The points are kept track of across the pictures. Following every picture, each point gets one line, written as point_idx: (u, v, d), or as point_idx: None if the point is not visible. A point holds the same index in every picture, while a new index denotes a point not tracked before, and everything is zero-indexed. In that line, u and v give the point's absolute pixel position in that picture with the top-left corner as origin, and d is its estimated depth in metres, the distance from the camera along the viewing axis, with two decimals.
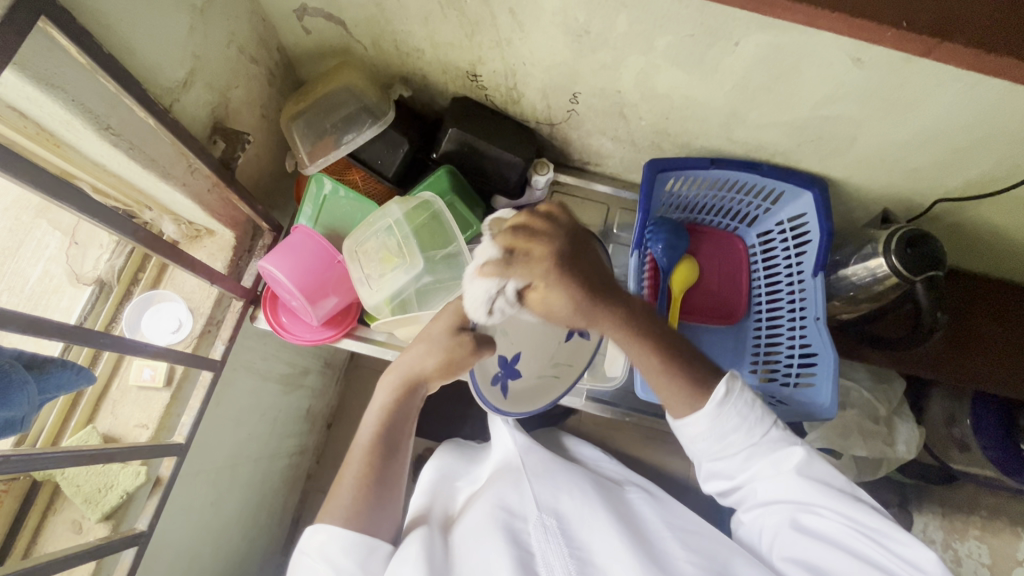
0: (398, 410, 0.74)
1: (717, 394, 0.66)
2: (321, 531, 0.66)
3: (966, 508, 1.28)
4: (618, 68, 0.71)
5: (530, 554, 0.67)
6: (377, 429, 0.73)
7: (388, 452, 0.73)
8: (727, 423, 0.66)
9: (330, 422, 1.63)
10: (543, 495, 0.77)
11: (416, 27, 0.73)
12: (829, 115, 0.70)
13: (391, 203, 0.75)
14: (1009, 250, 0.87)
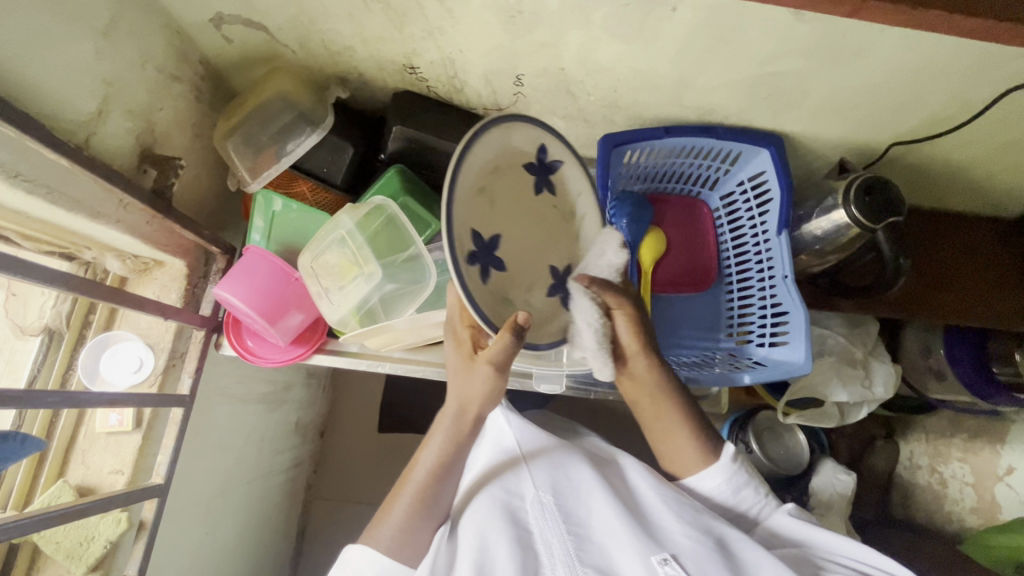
0: (454, 452, 0.74)
1: (730, 451, 0.75)
2: (357, 548, 0.68)
3: (947, 433, 1.34)
4: (557, 45, 0.69)
5: (529, 538, 0.69)
6: (434, 469, 0.73)
7: (443, 485, 0.74)
8: (740, 480, 0.74)
9: (322, 430, 1.62)
10: (536, 475, 0.76)
11: (343, 24, 0.69)
12: (776, 71, 0.68)
13: (339, 213, 0.72)
14: (964, 185, 0.88)
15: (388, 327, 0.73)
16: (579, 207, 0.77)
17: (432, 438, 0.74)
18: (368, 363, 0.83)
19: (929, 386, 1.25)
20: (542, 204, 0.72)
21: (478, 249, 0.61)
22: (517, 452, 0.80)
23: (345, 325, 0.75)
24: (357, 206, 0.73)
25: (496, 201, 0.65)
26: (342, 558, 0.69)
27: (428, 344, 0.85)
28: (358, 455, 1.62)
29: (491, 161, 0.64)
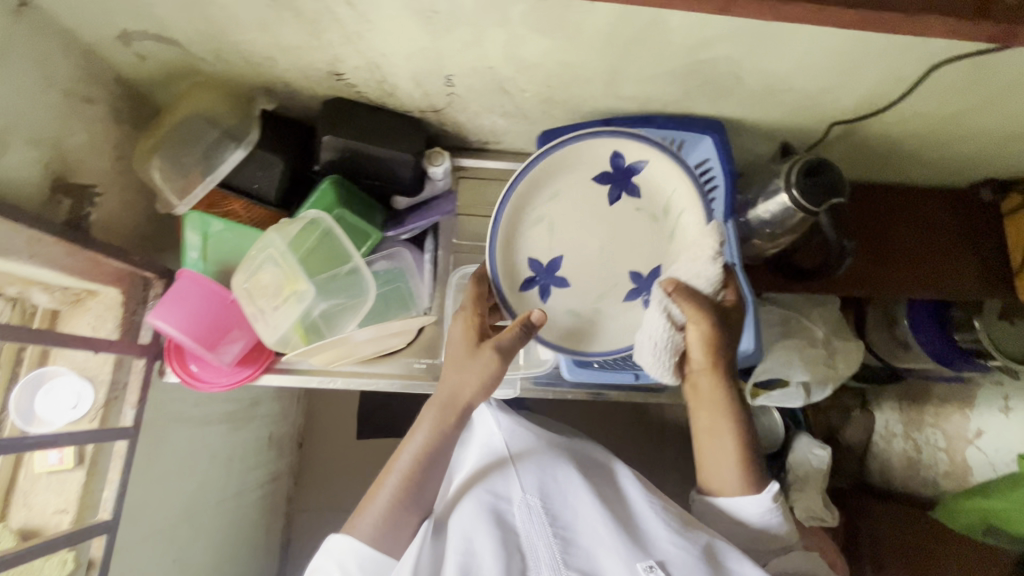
0: (437, 445, 0.70)
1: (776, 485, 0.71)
2: (342, 537, 0.66)
3: (919, 400, 1.34)
4: (481, 44, 0.66)
5: (516, 542, 0.67)
6: (413, 460, 0.70)
7: (425, 481, 0.70)
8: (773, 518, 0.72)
9: (300, 441, 1.60)
10: (524, 479, 0.74)
11: (256, 34, 0.66)
12: (706, 58, 0.67)
13: (268, 232, 0.70)
14: (910, 159, 0.88)
15: (347, 339, 0.73)
16: (675, 204, 0.78)
17: (418, 426, 0.70)
18: (319, 380, 0.81)
19: (896, 355, 1.25)
20: (624, 210, 0.80)
21: (538, 271, 0.81)
22: (508, 457, 0.79)
23: (291, 344, 0.74)
24: (290, 221, 0.71)
25: (558, 225, 0.80)
26: (327, 550, 0.66)
27: (380, 355, 0.84)
28: (339, 463, 1.60)
29: (555, 189, 0.79)
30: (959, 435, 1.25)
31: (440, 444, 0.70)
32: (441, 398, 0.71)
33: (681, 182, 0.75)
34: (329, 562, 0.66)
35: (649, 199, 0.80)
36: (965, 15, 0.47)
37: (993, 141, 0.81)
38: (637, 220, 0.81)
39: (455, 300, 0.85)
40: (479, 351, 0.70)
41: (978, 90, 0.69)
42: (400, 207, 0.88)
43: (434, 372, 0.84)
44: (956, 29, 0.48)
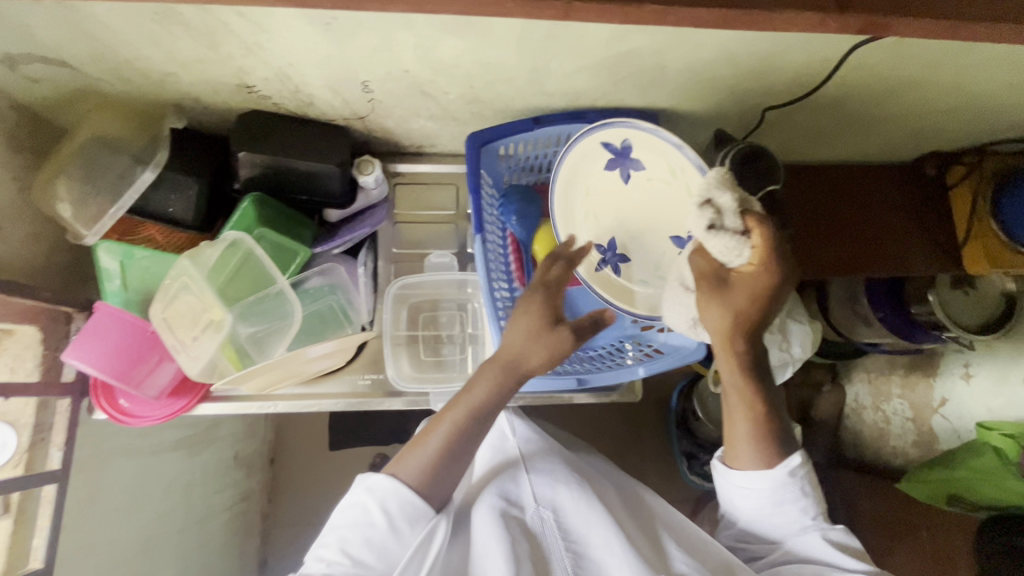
0: (495, 401, 0.67)
1: (791, 462, 0.67)
2: (385, 478, 0.62)
3: (885, 372, 1.33)
4: (390, 48, 0.63)
5: (528, 550, 0.65)
6: (469, 417, 0.65)
7: (476, 442, 0.66)
8: (784, 494, 0.67)
9: (273, 455, 1.53)
10: (537, 485, 0.72)
11: (150, 51, 0.62)
12: (627, 50, 0.64)
13: (180, 260, 0.69)
14: (852, 138, 0.86)
15: (302, 356, 0.71)
16: (676, 164, 0.76)
17: (480, 379, 0.67)
18: (258, 405, 0.78)
19: (857, 330, 1.22)
20: (639, 184, 0.82)
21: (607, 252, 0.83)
22: (520, 461, 0.77)
23: (222, 374, 0.72)
24: (205, 245, 0.70)
25: (603, 215, 0.83)
26: (366, 487, 0.61)
27: (323, 375, 0.82)
28: (309, 475, 1.53)
29: (585, 186, 0.82)
30: (925, 405, 1.23)
31: (495, 407, 0.67)
32: (507, 357, 0.67)
33: (672, 153, 0.76)
34: (365, 494, 0.62)
35: (657, 167, 0.79)
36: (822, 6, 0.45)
37: (929, 115, 0.80)
38: (659, 189, 0.81)
39: (393, 312, 0.83)
40: (553, 328, 0.67)
41: (905, 68, 0.68)
42: (333, 220, 0.85)
43: (380, 388, 0.82)
44: (818, 20, 0.45)
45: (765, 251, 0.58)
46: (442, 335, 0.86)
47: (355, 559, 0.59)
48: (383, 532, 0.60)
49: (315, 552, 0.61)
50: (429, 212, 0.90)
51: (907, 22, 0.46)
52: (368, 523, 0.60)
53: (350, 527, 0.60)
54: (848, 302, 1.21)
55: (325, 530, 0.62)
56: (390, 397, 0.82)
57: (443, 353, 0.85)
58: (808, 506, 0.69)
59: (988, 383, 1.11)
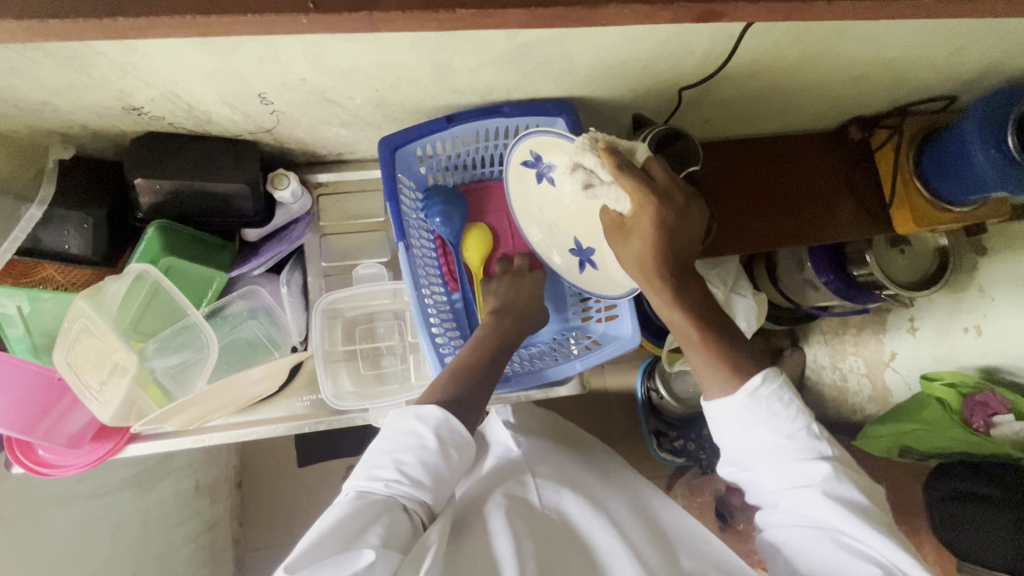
0: (500, 341, 0.69)
1: (751, 383, 0.55)
2: (438, 407, 0.56)
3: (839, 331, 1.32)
4: (279, 57, 0.59)
5: (540, 548, 0.54)
6: (480, 348, 0.67)
7: (491, 376, 0.64)
8: (752, 417, 0.55)
9: (240, 478, 1.33)
10: (545, 489, 0.63)
11: (12, 79, 0.57)
12: (529, 41, 0.62)
13: (76, 300, 0.65)
14: (773, 110, 0.86)
15: (242, 380, 0.71)
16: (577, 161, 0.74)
17: (487, 323, 0.72)
18: (192, 438, 0.75)
19: (807, 296, 1.20)
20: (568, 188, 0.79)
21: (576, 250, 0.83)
22: (526, 464, 0.67)
23: (142, 413, 0.69)
24: (107, 279, 0.67)
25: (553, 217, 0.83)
26: (418, 413, 0.55)
27: (259, 401, 0.79)
28: (274, 497, 1.32)
29: (522, 190, 0.82)
30: (876, 360, 1.25)
31: (508, 345, 0.70)
32: (516, 311, 0.75)
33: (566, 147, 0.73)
34: (413, 423, 0.55)
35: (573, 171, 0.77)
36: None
37: (843, 83, 0.80)
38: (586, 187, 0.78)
39: (325, 330, 0.80)
40: (540, 297, 0.79)
41: (808, 40, 0.68)
42: (252, 238, 0.81)
43: (319, 408, 0.79)
44: (649, 11, 0.43)
45: (632, 190, 0.59)
46: (380, 347, 0.84)
47: (415, 483, 0.52)
48: (439, 459, 0.53)
49: (365, 473, 0.53)
50: (360, 222, 0.85)
51: (743, 7, 0.43)
52: (421, 447, 0.53)
53: (402, 449, 0.53)
54: (797, 268, 1.19)
55: (370, 453, 0.54)
56: (336, 417, 0.79)
57: (383, 364, 0.84)
58: (796, 442, 0.55)
59: (932, 334, 1.13)
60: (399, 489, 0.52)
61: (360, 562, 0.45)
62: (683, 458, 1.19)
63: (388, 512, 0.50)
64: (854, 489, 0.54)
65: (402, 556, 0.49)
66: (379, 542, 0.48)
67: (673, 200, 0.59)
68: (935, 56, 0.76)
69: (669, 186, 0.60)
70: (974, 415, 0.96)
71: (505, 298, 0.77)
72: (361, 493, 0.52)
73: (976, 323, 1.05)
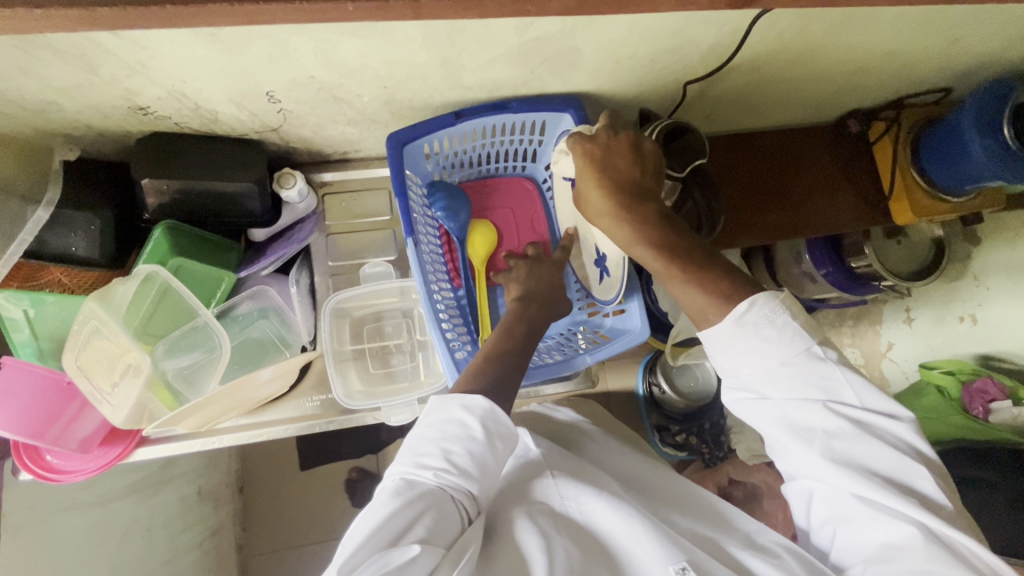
0: (527, 324, 0.69)
1: (739, 308, 0.54)
2: (483, 397, 0.56)
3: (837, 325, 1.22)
4: (290, 55, 0.59)
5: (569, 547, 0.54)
6: (504, 329, 0.68)
7: (519, 355, 0.64)
8: (743, 342, 0.54)
9: (242, 483, 1.31)
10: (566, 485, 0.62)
11: (18, 79, 0.56)
12: (539, 36, 0.62)
13: (86, 302, 0.65)
14: (772, 104, 0.87)
15: (251, 381, 0.70)
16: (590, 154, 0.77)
17: (517, 308, 0.72)
18: (202, 442, 0.75)
19: (805, 289, 1.19)
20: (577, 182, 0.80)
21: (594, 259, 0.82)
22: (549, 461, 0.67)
23: (153, 416, 0.69)
24: (116, 282, 0.67)
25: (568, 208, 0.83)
26: (465, 402, 0.55)
27: (268, 402, 0.78)
28: (276, 502, 1.30)
29: None
30: (874, 351, 1.22)
31: (535, 330, 0.70)
32: (540, 299, 0.74)
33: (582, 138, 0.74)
34: (456, 411, 0.55)
35: None
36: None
37: (842, 76, 0.82)
38: None
39: (334, 329, 0.80)
40: (559, 287, 0.78)
41: (811, 33, 0.69)
42: (259, 238, 0.80)
43: (329, 407, 0.79)
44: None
45: (573, 145, 0.68)
46: (389, 345, 0.84)
47: (462, 473, 0.52)
48: (485, 449, 0.53)
49: (412, 460, 0.53)
50: (367, 220, 0.85)
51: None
52: (469, 438, 0.53)
53: (450, 438, 0.53)
54: (794, 261, 1.17)
55: (417, 440, 0.54)
56: (346, 416, 0.79)
57: (392, 363, 0.83)
58: (793, 388, 0.54)
59: (929, 324, 1.15)
60: (447, 479, 0.52)
61: (406, 556, 0.46)
62: (685, 452, 1.16)
63: (436, 505, 0.50)
64: (871, 434, 0.53)
65: (444, 551, 0.49)
66: (425, 535, 0.48)
67: (601, 141, 0.67)
68: (933, 48, 0.78)
69: (600, 131, 0.68)
70: (974, 402, 0.99)
71: (527, 285, 0.76)
72: (410, 481, 0.51)
73: (971, 312, 1.10)
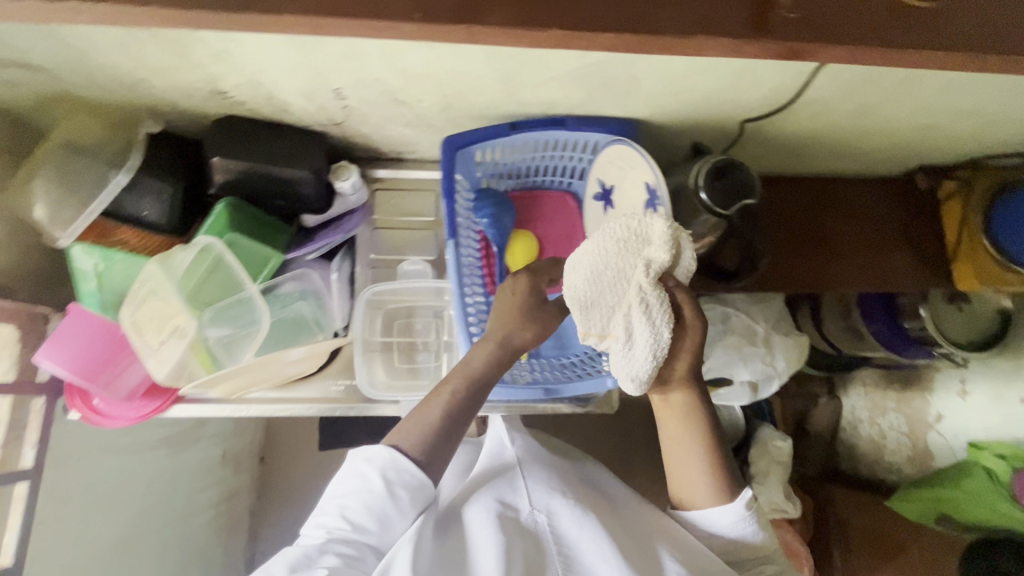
0: (483, 374, 0.65)
1: (746, 496, 0.65)
2: (388, 448, 0.59)
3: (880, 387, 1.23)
4: (359, 56, 0.62)
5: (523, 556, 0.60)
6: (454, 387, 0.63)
7: (471, 407, 0.63)
8: (745, 527, 0.65)
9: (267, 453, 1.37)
10: (532, 492, 0.68)
11: (118, 56, 0.62)
12: (598, 61, 0.63)
13: (150, 264, 0.71)
14: (833, 151, 0.85)
15: (281, 359, 0.73)
16: (622, 162, 0.77)
17: (475, 354, 0.66)
18: (232, 408, 0.79)
19: (849, 344, 1.13)
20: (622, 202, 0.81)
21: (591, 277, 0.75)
22: (515, 466, 0.73)
23: (191, 376, 0.74)
24: (177, 250, 0.73)
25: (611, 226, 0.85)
26: (366, 456, 0.58)
27: (298, 380, 0.82)
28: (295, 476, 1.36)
29: None
30: (920, 420, 1.15)
31: (487, 378, 0.65)
32: (501, 334, 0.67)
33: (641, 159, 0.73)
34: (360, 463, 0.58)
35: (620, 161, 0.77)
36: (740, 32, 0.44)
37: (910, 131, 0.79)
38: (638, 186, 0.76)
39: (366, 319, 0.83)
40: None
41: (882, 83, 0.66)
42: (310, 225, 0.84)
43: (353, 393, 0.82)
44: (738, 46, 0.44)
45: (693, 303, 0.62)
46: (416, 342, 0.86)
47: (359, 522, 0.56)
48: (382, 499, 0.56)
49: (318, 515, 0.58)
50: (410, 219, 0.89)
51: (832, 48, 0.44)
52: (365, 488, 0.56)
53: (348, 491, 0.57)
54: (840, 315, 1.13)
55: (326, 496, 0.59)
56: (366, 405, 0.81)
57: (416, 359, 0.85)
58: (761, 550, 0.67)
59: (985, 400, 1.04)
60: (344, 530, 0.56)
61: None
62: None
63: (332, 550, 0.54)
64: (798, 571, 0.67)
65: None
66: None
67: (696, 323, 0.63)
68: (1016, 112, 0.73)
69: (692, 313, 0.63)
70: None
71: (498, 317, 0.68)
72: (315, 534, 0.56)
73: None
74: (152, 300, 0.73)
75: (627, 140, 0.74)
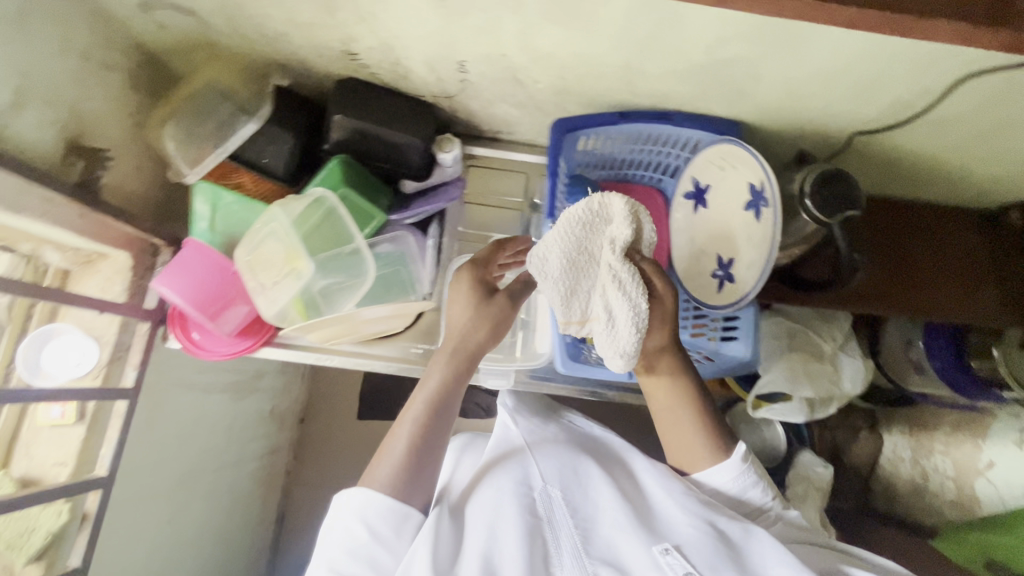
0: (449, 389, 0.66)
1: (741, 451, 0.66)
2: (362, 491, 0.59)
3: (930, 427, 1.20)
4: (494, 30, 0.65)
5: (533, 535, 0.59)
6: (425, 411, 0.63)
7: (443, 422, 0.64)
8: (748, 481, 0.65)
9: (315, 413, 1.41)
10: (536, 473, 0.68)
11: (271, 9, 0.65)
12: (726, 58, 0.64)
13: (273, 208, 0.75)
14: (932, 176, 0.84)
15: (357, 316, 0.77)
16: (727, 160, 0.78)
17: (431, 368, 0.67)
18: (315, 355, 0.83)
19: (908, 380, 1.11)
20: (716, 202, 0.82)
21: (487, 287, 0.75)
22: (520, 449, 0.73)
23: (290, 319, 0.78)
24: (295, 199, 0.75)
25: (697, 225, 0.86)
26: (343, 504, 0.58)
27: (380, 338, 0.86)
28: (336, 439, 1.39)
29: None
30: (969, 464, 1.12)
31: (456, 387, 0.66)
32: (457, 336, 0.68)
33: (752, 165, 0.73)
34: (342, 517, 0.58)
35: (723, 160, 0.78)
36: (974, 19, 0.44)
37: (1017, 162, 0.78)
38: (739, 185, 0.78)
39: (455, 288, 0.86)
40: None
41: (1007, 110, 0.66)
42: (408, 191, 0.88)
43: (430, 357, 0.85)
44: (965, 36, 0.45)
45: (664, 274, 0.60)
46: None
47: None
48: (373, 544, 0.57)
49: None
50: (502, 198, 0.92)
51: None
52: (353, 537, 0.57)
53: (337, 547, 0.57)
54: (903, 347, 1.11)
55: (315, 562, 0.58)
56: None
57: None
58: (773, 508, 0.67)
59: None
60: None
61: None
62: None
63: None
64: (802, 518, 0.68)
65: None
66: None
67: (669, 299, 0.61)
68: None
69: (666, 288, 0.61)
70: None
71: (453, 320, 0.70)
72: None
73: None
74: (268, 242, 0.76)
75: (735, 141, 0.74)
